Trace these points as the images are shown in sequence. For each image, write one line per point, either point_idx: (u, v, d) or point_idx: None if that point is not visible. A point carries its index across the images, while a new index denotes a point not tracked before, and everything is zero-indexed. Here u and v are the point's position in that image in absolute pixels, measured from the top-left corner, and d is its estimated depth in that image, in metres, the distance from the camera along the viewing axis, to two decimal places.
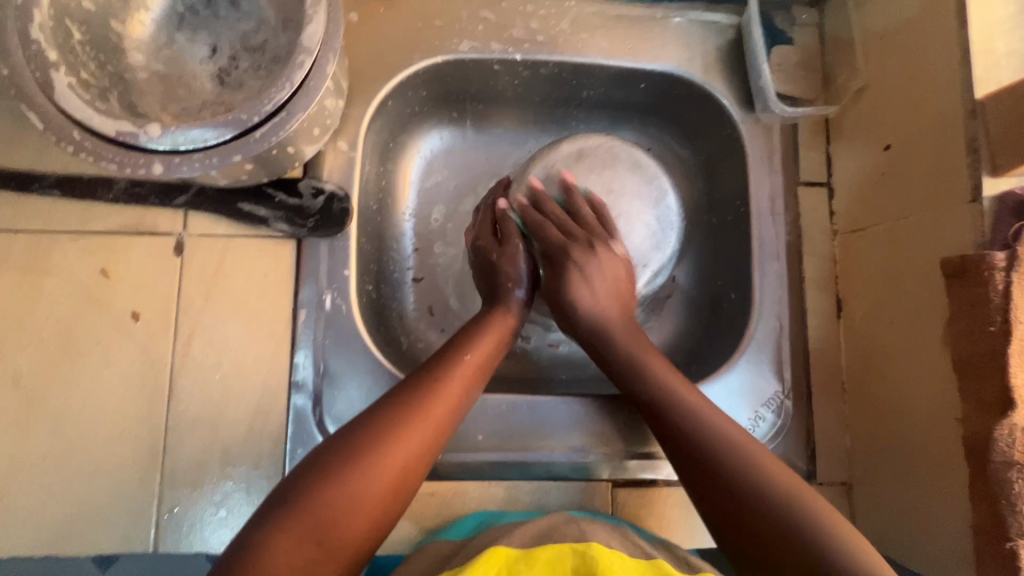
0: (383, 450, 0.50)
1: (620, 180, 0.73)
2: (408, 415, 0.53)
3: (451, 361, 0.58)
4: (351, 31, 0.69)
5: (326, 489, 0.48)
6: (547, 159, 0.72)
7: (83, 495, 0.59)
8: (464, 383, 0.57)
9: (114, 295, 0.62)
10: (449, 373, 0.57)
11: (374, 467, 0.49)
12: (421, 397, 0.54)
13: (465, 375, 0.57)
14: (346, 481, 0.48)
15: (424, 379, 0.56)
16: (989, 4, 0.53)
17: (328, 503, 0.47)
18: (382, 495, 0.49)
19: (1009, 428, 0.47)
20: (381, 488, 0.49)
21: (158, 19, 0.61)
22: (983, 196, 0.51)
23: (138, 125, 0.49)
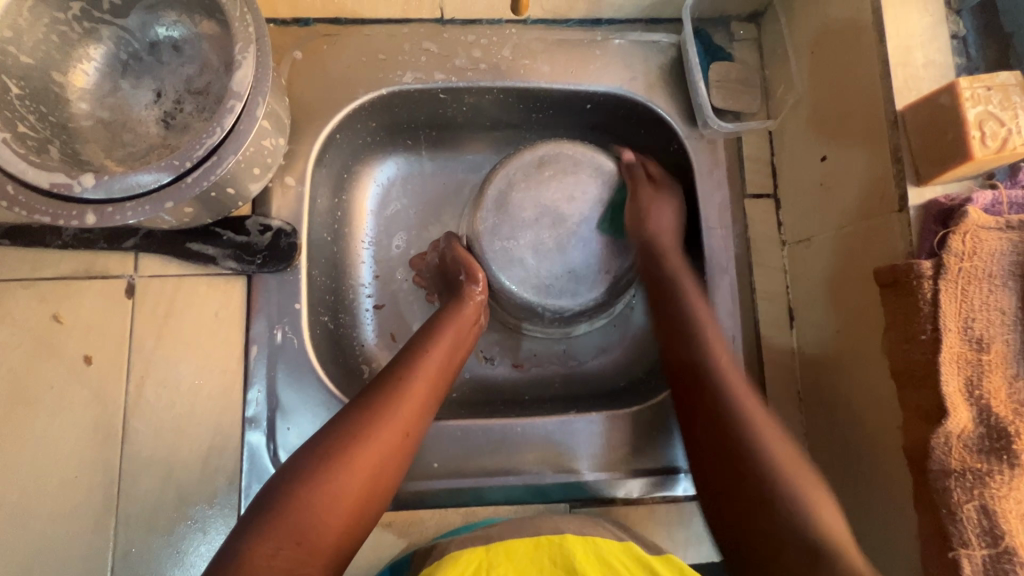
0: (363, 443, 0.52)
1: (582, 186, 0.72)
2: (379, 416, 0.54)
3: (417, 357, 0.60)
4: (295, 68, 0.70)
5: (304, 493, 0.49)
6: (508, 167, 0.72)
7: (37, 543, 0.59)
8: (432, 376, 0.59)
9: (66, 340, 0.62)
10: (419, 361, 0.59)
11: (356, 459, 0.51)
12: (390, 394, 0.56)
13: (435, 361, 0.60)
14: (321, 483, 0.49)
15: (398, 371, 0.58)
16: (904, 17, 0.54)
17: (306, 506, 0.48)
18: (366, 486, 0.51)
19: (945, 437, 0.47)
20: (367, 477, 0.51)
21: (101, 68, 0.62)
22: (909, 205, 0.52)
23: (72, 176, 0.50)
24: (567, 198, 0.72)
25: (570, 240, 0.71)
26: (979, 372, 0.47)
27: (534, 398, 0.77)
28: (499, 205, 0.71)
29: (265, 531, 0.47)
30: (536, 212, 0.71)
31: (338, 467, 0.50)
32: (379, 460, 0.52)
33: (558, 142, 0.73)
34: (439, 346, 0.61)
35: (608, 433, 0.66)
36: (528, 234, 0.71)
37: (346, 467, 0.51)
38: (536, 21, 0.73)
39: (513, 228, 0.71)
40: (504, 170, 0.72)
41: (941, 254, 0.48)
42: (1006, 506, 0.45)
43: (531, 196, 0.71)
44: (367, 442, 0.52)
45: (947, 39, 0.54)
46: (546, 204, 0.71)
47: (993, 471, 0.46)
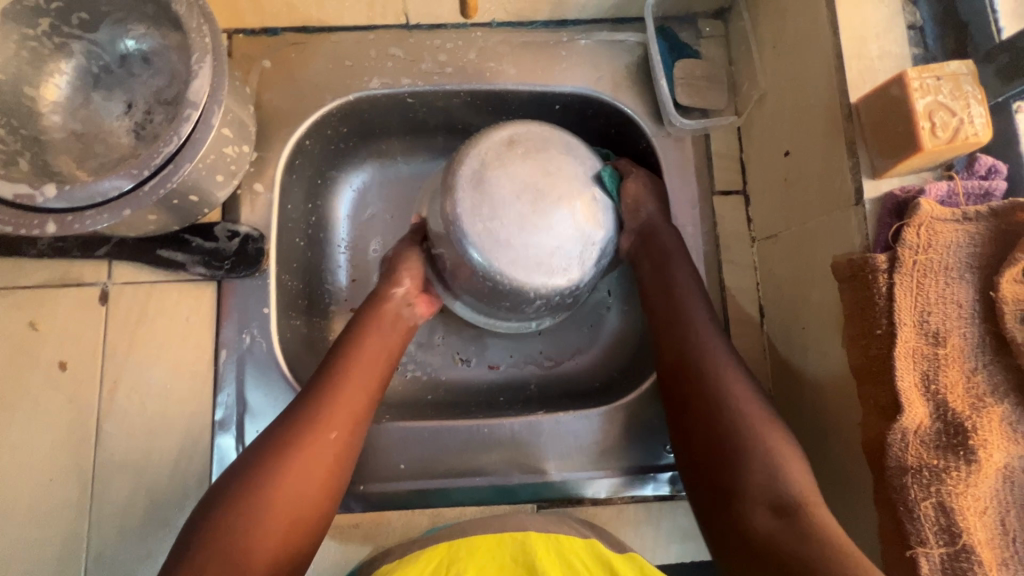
0: (282, 465, 0.52)
1: (558, 162, 0.64)
2: (305, 418, 0.55)
3: (343, 356, 0.60)
4: (264, 77, 0.71)
5: (240, 500, 0.49)
6: (476, 149, 0.64)
7: (12, 545, 0.60)
8: (361, 371, 0.59)
9: (41, 346, 0.64)
10: (338, 370, 0.59)
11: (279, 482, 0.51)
12: (316, 395, 0.56)
13: (357, 369, 0.59)
14: (255, 491, 0.50)
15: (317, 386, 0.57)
16: (857, 9, 0.53)
17: (244, 511, 0.49)
18: (298, 508, 0.51)
19: (901, 433, 0.46)
20: (297, 499, 0.51)
21: (73, 81, 0.64)
22: (864, 199, 0.51)
23: (34, 186, 0.51)
24: (545, 176, 0.63)
25: (551, 222, 0.62)
26: (935, 366, 0.47)
27: (508, 399, 0.77)
28: (475, 186, 0.62)
29: (193, 563, 0.46)
30: (518, 190, 0.62)
31: (260, 492, 0.50)
32: (307, 478, 0.52)
33: (526, 125, 0.66)
34: (360, 354, 0.61)
35: (574, 434, 0.66)
36: (509, 214, 0.61)
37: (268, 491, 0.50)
38: (501, 23, 0.73)
39: (493, 211, 0.62)
40: (470, 152, 0.64)
41: (896, 247, 0.48)
42: (963, 503, 0.44)
43: (505, 175, 0.62)
44: (287, 462, 0.52)
45: (903, 30, 0.53)
46: (525, 180, 0.62)
47: (950, 467, 0.45)
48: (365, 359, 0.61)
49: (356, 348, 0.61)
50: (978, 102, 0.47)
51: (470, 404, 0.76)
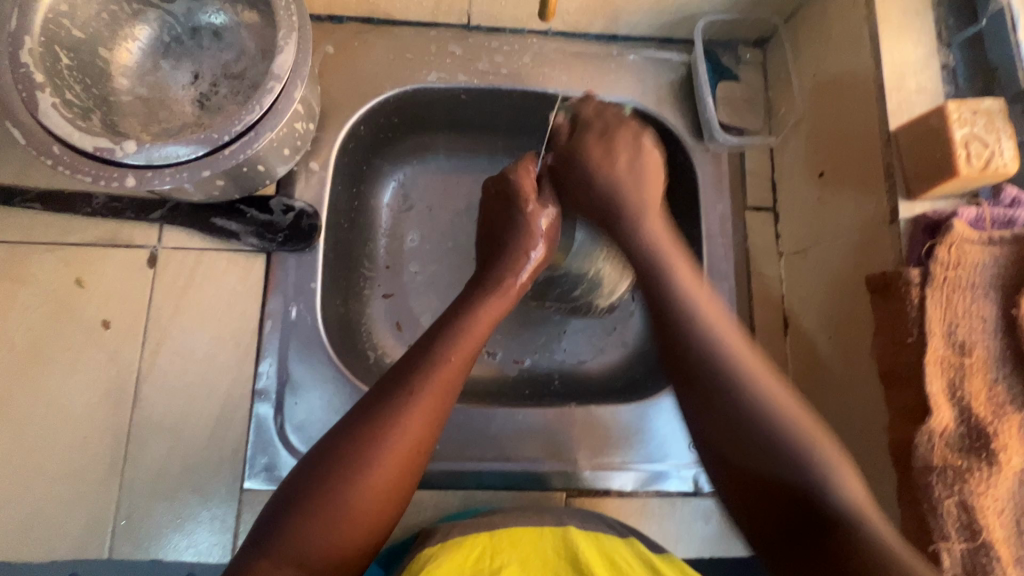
0: (384, 457, 0.46)
1: None
2: (422, 384, 0.50)
3: (459, 323, 0.56)
4: (327, 62, 0.74)
5: (350, 469, 0.45)
6: None
7: (42, 500, 0.60)
8: (473, 341, 0.55)
9: (86, 305, 0.64)
10: (445, 355, 0.52)
11: (375, 479, 0.46)
12: (434, 361, 0.52)
13: (465, 358, 0.53)
14: (367, 460, 0.46)
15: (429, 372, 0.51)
16: (900, 47, 0.58)
17: (353, 484, 0.45)
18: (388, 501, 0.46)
19: (929, 434, 0.49)
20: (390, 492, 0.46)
21: (144, 48, 0.65)
22: (900, 218, 0.55)
23: (115, 141, 0.53)
24: None
25: None
26: (961, 375, 0.50)
27: (533, 393, 0.77)
28: None
29: (297, 527, 0.43)
30: None
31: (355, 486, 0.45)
32: (398, 473, 0.47)
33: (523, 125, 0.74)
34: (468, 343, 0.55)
35: (605, 427, 0.68)
36: None
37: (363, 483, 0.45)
38: (557, 32, 0.77)
39: None
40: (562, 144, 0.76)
41: (929, 263, 0.51)
42: (984, 502, 0.48)
43: None
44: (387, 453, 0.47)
45: (939, 69, 0.58)
46: None
47: (972, 468, 0.48)
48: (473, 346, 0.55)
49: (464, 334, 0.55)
50: (1009, 137, 0.51)
51: (496, 393, 0.76)
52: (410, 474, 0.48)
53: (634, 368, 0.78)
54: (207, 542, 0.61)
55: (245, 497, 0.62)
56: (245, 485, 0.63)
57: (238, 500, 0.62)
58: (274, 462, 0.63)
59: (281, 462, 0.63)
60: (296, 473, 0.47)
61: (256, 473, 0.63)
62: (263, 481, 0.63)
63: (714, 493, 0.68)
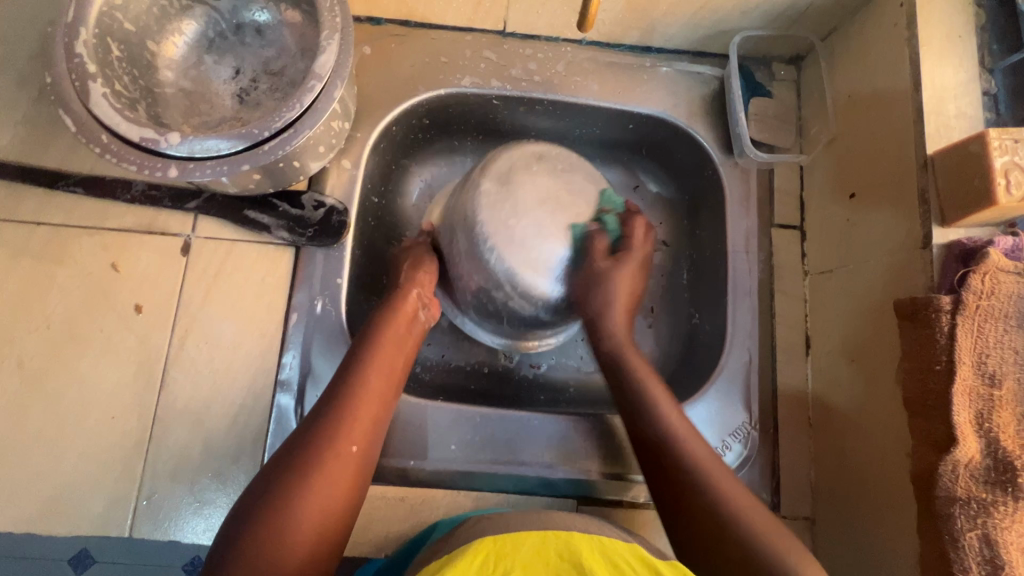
0: (308, 475, 0.50)
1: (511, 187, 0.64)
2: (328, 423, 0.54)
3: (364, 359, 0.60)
4: (363, 61, 0.75)
5: (270, 509, 0.48)
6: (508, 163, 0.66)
7: (69, 476, 0.61)
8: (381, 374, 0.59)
9: (120, 288, 0.66)
10: (349, 392, 0.56)
11: (307, 497, 0.49)
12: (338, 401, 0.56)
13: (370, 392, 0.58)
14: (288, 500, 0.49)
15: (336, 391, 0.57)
16: (940, 71, 0.58)
17: (274, 523, 0.47)
18: (329, 510, 0.50)
19: (953, 464, 0.49)
20: (326, 501, 0.50)
21: (190, 42, 0.67)
22: (933, 243, 0.55)
23: (160, 133, 0.54)
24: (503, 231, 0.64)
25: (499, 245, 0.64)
26: (989, 406, 0.50)
27: (549, 398, 0.77)
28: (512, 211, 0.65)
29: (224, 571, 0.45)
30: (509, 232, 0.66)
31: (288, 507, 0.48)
32: (319, 507, 0.50)
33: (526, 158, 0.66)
34: (378, 360, 0.60)
35: (621, 437, 0.68)
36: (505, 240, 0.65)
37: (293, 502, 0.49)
38: (591, 42, 0.78)
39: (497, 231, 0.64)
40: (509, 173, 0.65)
41: (961, 291, 0.51)
42: (1008, 538, 0.47)
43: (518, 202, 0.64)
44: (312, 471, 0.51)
45: (980, 95, 0.58)
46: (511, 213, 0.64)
47: (997, 502, 0.47)
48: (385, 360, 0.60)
49: (376, 352, 0.60)
50: None
51: (513, 397, 0.77)
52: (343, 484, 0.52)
53: None
54: None
55: None
56: None
57: None
58: None
59: None
60: (233, 509, 0.49)
61: None
62: None
63: None
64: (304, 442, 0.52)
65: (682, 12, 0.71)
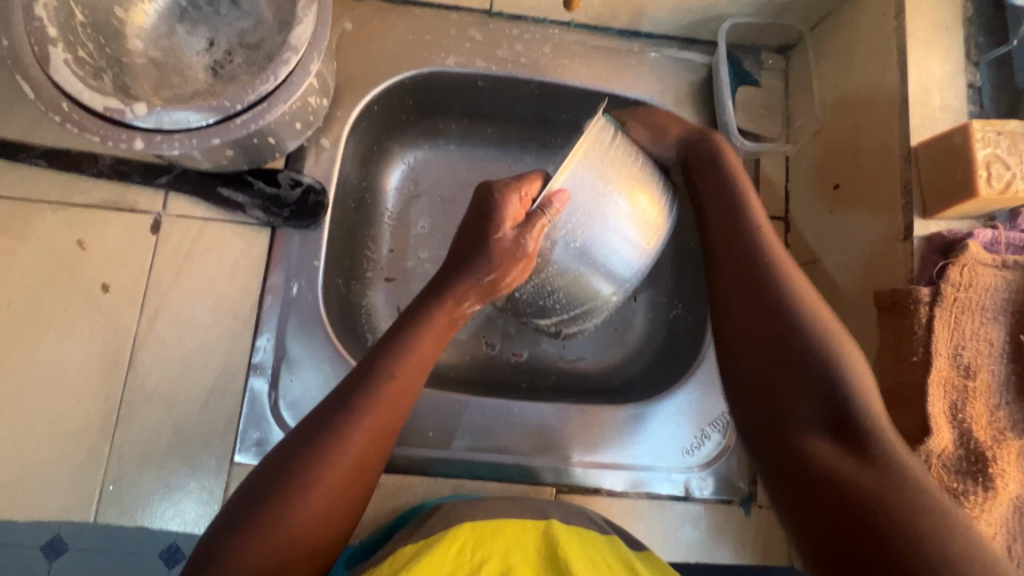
0: (309, 488, 0.45)
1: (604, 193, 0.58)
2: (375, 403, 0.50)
3: (413, 326, 0.55)
4: (344, 37, 0.72)
5: (302, 488, 0.45)
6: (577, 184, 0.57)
7: (30, 459, 0.59)
8: (426, 353, 0.55)
9: (85, 267, 0.64)
10: (393, 371, 0.52)
11: (336, 483, 0.46)
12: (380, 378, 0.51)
13: (411, 376, 0.52)
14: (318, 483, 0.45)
15: (347, 399, 0.49)
16: (926, 62, 0.58)
17: (304, 505, 0.44)
18: (325, 527, 0.45)
19: (926, 455, 0.49)
20: (321, 517, 0.45)
21: (161, 11, 0.64)
22: (914, 235, 0.55)
23: (125, 102, 0.52)
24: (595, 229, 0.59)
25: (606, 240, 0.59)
26: (963, 398, 0.50)
27: (530, 386, 0.76)
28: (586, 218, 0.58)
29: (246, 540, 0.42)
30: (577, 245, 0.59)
31: (283, 515, 0.44)
32: (347, 493, 0.47)
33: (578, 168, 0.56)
34: (432, 324, 0.56)
35: (602, 428, 0.68)
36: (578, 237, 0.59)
37: (290, 511, 0.44)
38: (579, 24, 0.76)
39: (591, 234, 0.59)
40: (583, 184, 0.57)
41: (940, 283, 0.51)
42: (977, 526, 0.47)
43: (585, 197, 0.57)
44: (314, 482, 0.45)
45: (964, 87, 0.58)
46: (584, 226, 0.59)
47: (969, 492, 0.48)
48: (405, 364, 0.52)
49: (424, 325, 0.55)
50: None
51: (494, 384, 0.75)
52: (347, 501, 0.47)
53: (632, 368, 0.78)
54: (192, 512, 0.61)
55: (235, 470, 0.62)
56: (235, 459, 0.62)
57: (227, 474, 0.62)
58: (266, 437, 0.63)
59: (272, 438, 0.63)
60: (262, 467, 0.47)
61: (247, 447, 0.63)
62: (253, 456, 0.62)
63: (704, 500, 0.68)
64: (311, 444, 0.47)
65: None
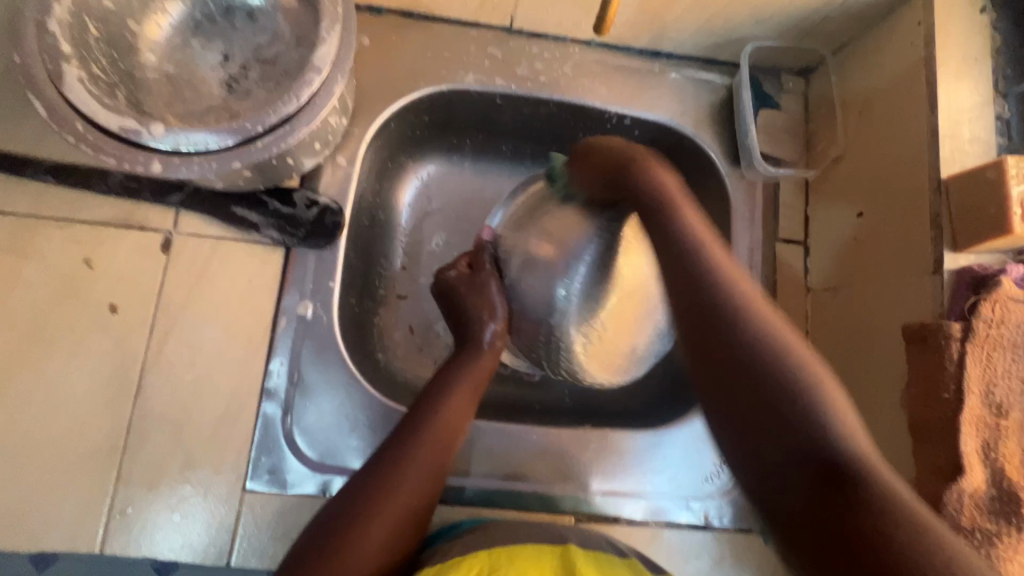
0: (373, 513, 0.49)
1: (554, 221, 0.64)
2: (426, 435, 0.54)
3: (456, 371, 0.60)
4: (361, 53, 0.71)
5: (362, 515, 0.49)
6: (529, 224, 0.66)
7: (33, 487, 0.57)
8: (468, 393, 0.59)
9: (93, 286, 0.62)
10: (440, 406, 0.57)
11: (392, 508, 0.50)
12: (431, 414, 0.56)
13: (457, 411, 0.57)
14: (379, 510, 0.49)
15: (407, 438, 0.53)
16: (956, 93, 0.57)
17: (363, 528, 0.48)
18: (385, 563, 0.48)
19: (958, 494, 0.49)
20: (382, 549, 0.48)
21: (175, 24, 0.62)
22: (944, 269, 0.54)
23: (142, 123, 0.50)
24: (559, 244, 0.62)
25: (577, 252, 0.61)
26: (996, 437, 0.49)
27: (545, 409, 0.75)
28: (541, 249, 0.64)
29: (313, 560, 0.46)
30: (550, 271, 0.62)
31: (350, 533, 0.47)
32: (403, 520, 0.50)
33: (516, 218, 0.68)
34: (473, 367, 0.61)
35: (622, 454, 0.67)
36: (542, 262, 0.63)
37: (358, 537, 0.48)
38: (599, 44, 0.75)
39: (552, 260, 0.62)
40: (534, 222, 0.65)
41: (971, 319, 0.51)
42: (1010, 568, 0.47)
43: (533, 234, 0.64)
44: (382, 515, 0.49)
45: (993, 119, 0.57)
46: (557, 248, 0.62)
47: (1001, 533, 0.47)
48: (458, 409, 0.57)
49: (466, 371, 0.61)
50: None
51: (509, 407, 0.74)
52: (407, 520, 0.50)
53: (650, 392, 0.77)
54: (202, 541, 0.59)
55: (246, 499, 0.60)
56: (246, 487, 0.60)
57: (238, 502, 0.60)
58: (279, 465, 0.61)
59: (285, 465, 0.61)
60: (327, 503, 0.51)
61: (259, 475, 0.61)
62: (265, 484, 0.61)
63: (722, 528, 0.67)
64: (375, 485, 0.50)
65: (695, 18, 0.69)
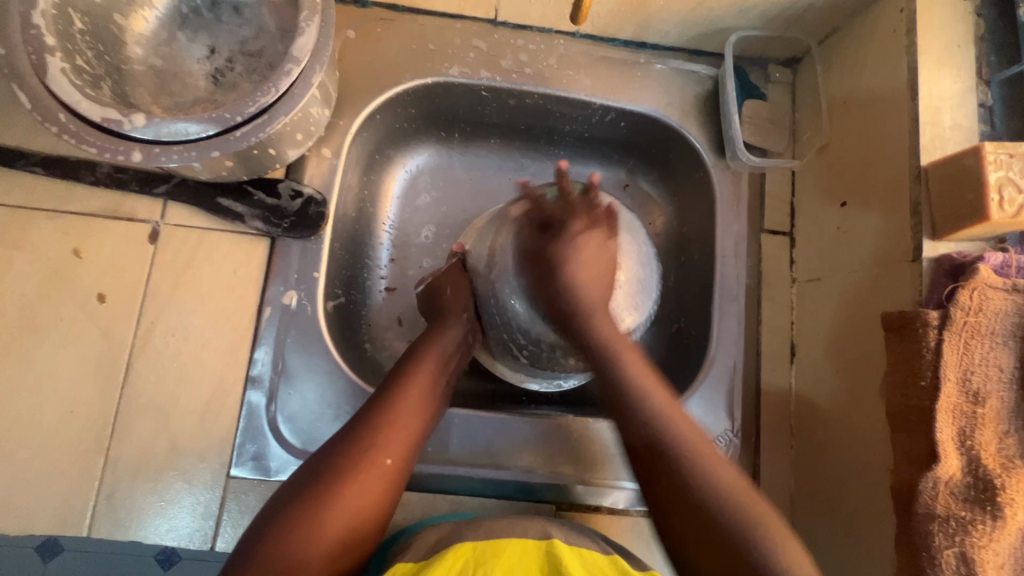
0: (317, 506, 0.49)
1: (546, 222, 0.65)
2: (375, 428, 0.54)
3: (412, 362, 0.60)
4: (347, 45, 0.72)
5: (304, 509, 0.49)
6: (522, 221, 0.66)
7: (23, 472, 0.58)
8: (423, 383, 0.59)
9: (82, 276, 0.63)
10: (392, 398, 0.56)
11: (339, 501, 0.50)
12: (382, 407, 0.56)
13: (409, 402, 0.57)
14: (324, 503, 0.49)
15: (355, 431, 0.54)
16: (938, 81, 0.57)
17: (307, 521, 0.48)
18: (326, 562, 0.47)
19: (933, 481, 0.48)
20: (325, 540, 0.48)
21: (161, 17, 0.63)
22: (923, 257, 0.54)
23: (123, 113, 0.51)
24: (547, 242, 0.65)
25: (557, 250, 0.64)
26: (972, 424, 0.49)
27: (531, 400, 0.75)
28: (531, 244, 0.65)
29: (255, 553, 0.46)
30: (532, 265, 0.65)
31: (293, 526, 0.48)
32: (352, 513, 0.50)
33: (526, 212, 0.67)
34: (427, 356, 0.61)
35: (604, 443, 0.67)
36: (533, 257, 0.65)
37: (304, 531, 0.47)
38: (584, 35, 0.75)
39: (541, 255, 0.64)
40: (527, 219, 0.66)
41: (949, 307, 0.50)
42: (985, 556, 0.47)
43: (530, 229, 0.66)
44: (324, 506, 0.49)
45: (975, 106, 0.57)
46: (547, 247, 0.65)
47: (976, 521, 0.47)
48: (410, 406, 0.57)
49: (420, 361, 0.60)
50: None
51: (495, 397, 0.75)
52: (357, 513, 0.50)
53: None
54: (187, 526, 0.60)
55: (230, 485, 0.61)
56: (230, 473, 0.61)
57: (222, 488, 0.61)
58: (263, 451, 0.62)
59: (269, 452, 0.62)
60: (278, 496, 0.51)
61: (243, 461, 0.62)
62: (249, 470, 0.62)
63: None
64: (316, 484, 0.50)
65: (678, 8, 0.69)
